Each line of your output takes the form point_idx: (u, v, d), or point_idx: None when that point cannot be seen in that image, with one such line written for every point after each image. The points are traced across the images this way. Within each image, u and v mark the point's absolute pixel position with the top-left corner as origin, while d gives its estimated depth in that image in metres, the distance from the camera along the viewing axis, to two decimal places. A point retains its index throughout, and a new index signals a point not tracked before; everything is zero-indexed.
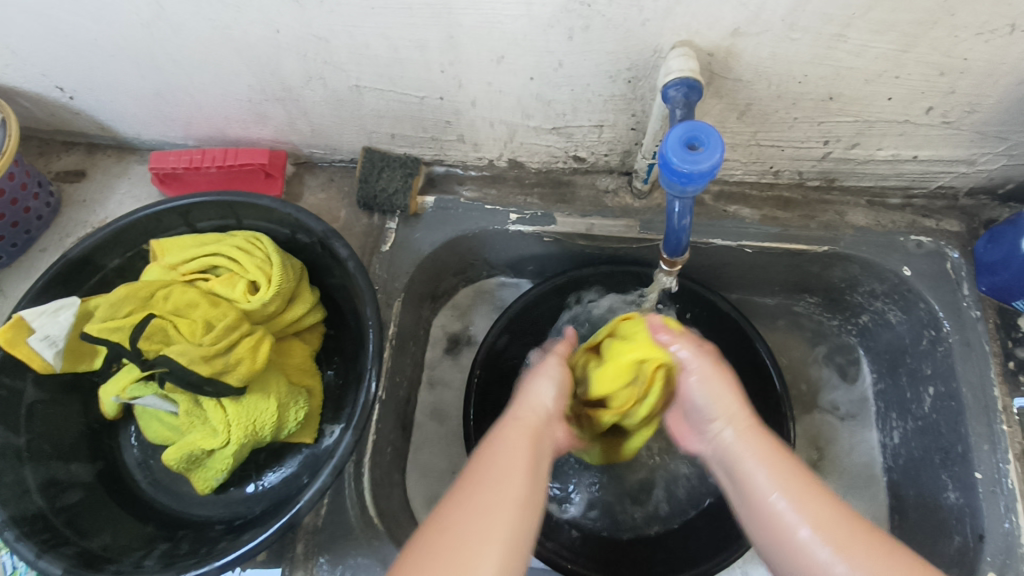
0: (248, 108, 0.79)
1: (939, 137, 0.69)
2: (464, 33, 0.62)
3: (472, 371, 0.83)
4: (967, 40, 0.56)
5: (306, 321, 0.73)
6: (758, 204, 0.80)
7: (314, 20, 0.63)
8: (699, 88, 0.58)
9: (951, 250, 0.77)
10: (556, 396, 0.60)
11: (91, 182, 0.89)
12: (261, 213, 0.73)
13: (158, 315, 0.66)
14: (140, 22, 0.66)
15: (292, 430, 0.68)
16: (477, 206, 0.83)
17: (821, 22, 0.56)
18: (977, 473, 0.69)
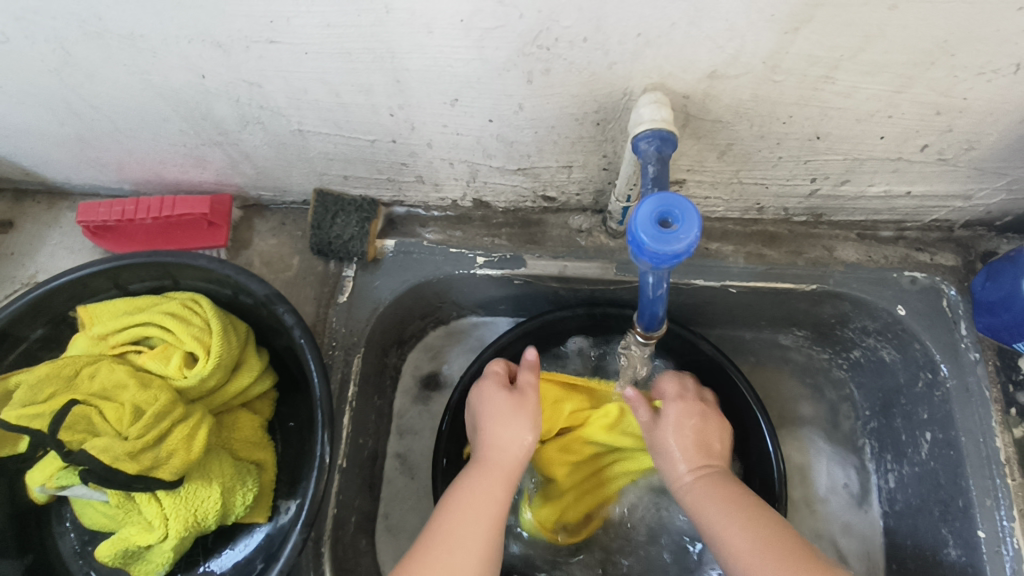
0: (183, 152, 0.71)
1: (935, 174, 0.64)
2: (413, 77, 0.55)
3: (443, 422, 0.76)
4: (966, 80, 0.50)
5: (254, 389, 0.67)
6: (742, 240, 0.75)
7: (242, 65, 0.55)
8: (673, 140, 0.52)
9: (948, 286, 0.72)
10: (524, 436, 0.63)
11: (20, 233, 0.82)
12: (199, 273, 0.66)
13: (81, 399, 0.59)
14: (48, 69, 0.58)
15: (240, 514, 0.63)
16: (440, 248, 0.76)
17: (806, 64, 0.50)
18: (980, 531, 0.64)
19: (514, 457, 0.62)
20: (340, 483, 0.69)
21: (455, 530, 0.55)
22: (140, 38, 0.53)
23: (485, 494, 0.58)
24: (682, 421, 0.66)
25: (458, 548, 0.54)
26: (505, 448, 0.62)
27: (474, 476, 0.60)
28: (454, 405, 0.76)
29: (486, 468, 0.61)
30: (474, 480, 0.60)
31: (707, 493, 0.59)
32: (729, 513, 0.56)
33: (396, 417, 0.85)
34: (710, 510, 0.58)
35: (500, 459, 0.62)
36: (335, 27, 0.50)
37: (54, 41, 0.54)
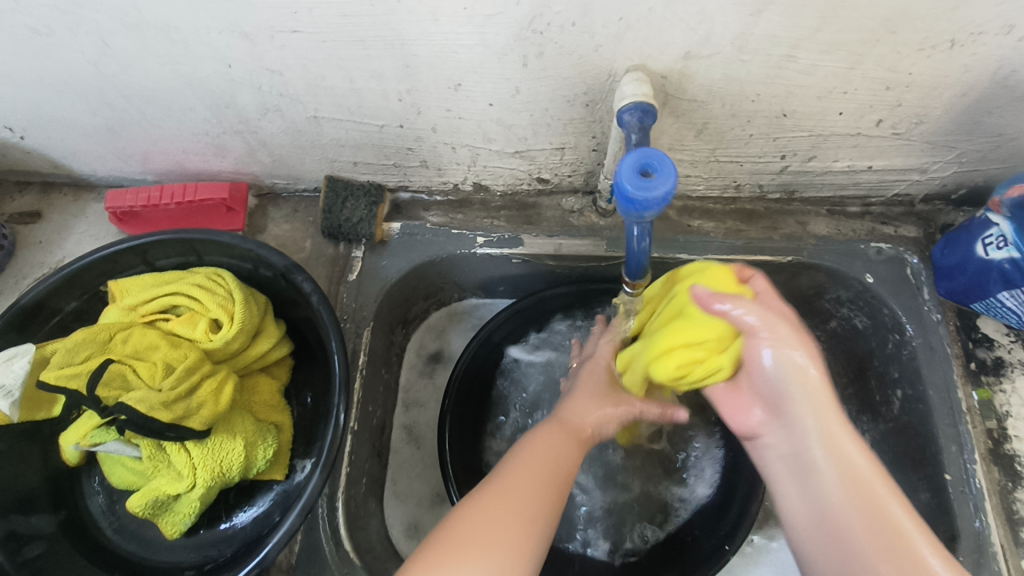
0: (205, 141, 0.77)
1: (892, 148, 0.71)
2: (420, 62, 0.61)
3: (447, 399, 0.80)
4: (909, 56, 0.57)
5: (273, 355, 0.72)
6: (722, 217, 0.81)
7: (266, 53, 0.62)
8: (653, 113, 0.58)
9: (911, 255, 0.78)
10: (591, 404, 0.62)
11: (47, 223, 0.87)
12: (222, 249, 0.72)
13: (116, 359, 0.64)
14: (87, 61, 0.65)
15: (261, 468, 0.67)
16: (443, 230, 0.82)
17: (769, 44, 0.56)
18: (946, 474, 0.70)
19: (580, 425, 0.60)
20: (353, 444, 0.74)
21: (504, 502, 0.52)
22: (175, 28, 0.59)
23: (543, 461, 0.56)
24: (794, 352, 0.50)
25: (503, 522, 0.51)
26: (571, 416, 0.61)
27: (535, 445, 0.58)
28: (455, 381, 0.80)
29: (547, 434, 0.59)
30: (534, 445, 0.58)
31: (825, 432, 0.51)
32: (843, 464, 0.50)
33: (402, 390, 0.90)
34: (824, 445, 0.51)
35: (566, 426, 0.60)
36: (351, 16, 0.56)
37: (94, 32, 0.61)
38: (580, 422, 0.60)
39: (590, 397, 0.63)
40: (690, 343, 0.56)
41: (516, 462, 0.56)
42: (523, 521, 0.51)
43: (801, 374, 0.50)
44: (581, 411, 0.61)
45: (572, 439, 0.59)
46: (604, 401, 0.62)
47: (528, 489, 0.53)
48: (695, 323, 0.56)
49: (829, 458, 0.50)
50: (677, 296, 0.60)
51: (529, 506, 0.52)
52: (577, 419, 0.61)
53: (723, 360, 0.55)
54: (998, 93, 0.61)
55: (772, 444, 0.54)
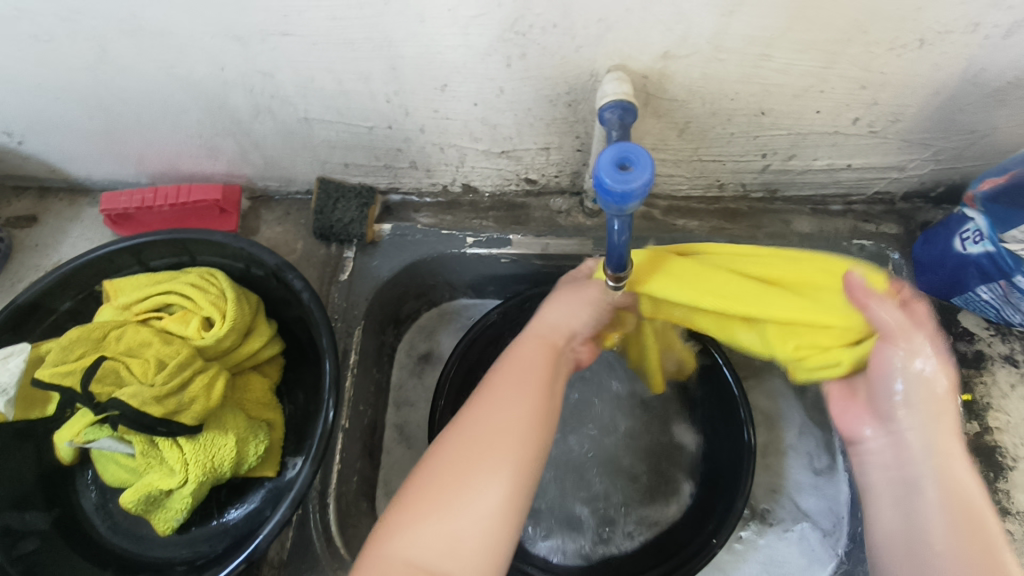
0: (199, 143, 0.79)
1: (870, 146, 0.72)
2: (407, 64, 0.63)
3: (438, 398, 0.81)
4: (881, 55, 0.59)
5: (264, 353, 0.73)
6: (706, 217, 0.83)
7: (257, 56, 0.63)
8: (633, 110, 0.60)
9: (893, 252, 0.79)
10: (569, 316, 0.64)
11: (43, 227, 0.89)
12: (215, 249, 0.73)
13: (109, 356, 0.65)
14: (84, 66, 0.66)
15: (252, 464, 0.68)
16: (433, 231, 0.84)
17: (744, 43, 0.58)
18: None
19: (555, 335, 0.63)
20: (343, 442, 0.75)
21: (492, 421, 0.55)
22: (170, 33, 0.61)
23: (527, 374, 0.59)
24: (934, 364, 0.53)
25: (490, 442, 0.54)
26: (549, 328, 0.64)
27: (516, 360, 0.60)
28: (446, 380, 0.82)
29: (529, 346, 0.61)
30: (516, 358, 0.60)
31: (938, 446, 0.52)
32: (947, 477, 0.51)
33: (394, 390, 0.91)
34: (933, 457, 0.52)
35: (546, 338, 0.63)
36: (341, 19, 0.58)
37: (93, 40, 0.62)
38: (558, 335, 0.63)
39: (564, 309, 0.65)
40: (814, 330, 0.59)
41: (503, 376, 0.59)
42: (508, 431, 0.54)
43: (927, 386, 0.52)
44: (555, 324, 0.64)
45: (540, 347, 0.61)
46: (566, 307, 0.65)
47: (503, 406, 0.56)
48: (829, 308, 0.58)
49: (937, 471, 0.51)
50: (804, 269, 0.61)
51: (505, 423, 0.55)
52: (542, 331, 0.63)
53: (847, 354, 0.58)
54: (968, 90, 0.63)
55: (876, 454, 0.55)
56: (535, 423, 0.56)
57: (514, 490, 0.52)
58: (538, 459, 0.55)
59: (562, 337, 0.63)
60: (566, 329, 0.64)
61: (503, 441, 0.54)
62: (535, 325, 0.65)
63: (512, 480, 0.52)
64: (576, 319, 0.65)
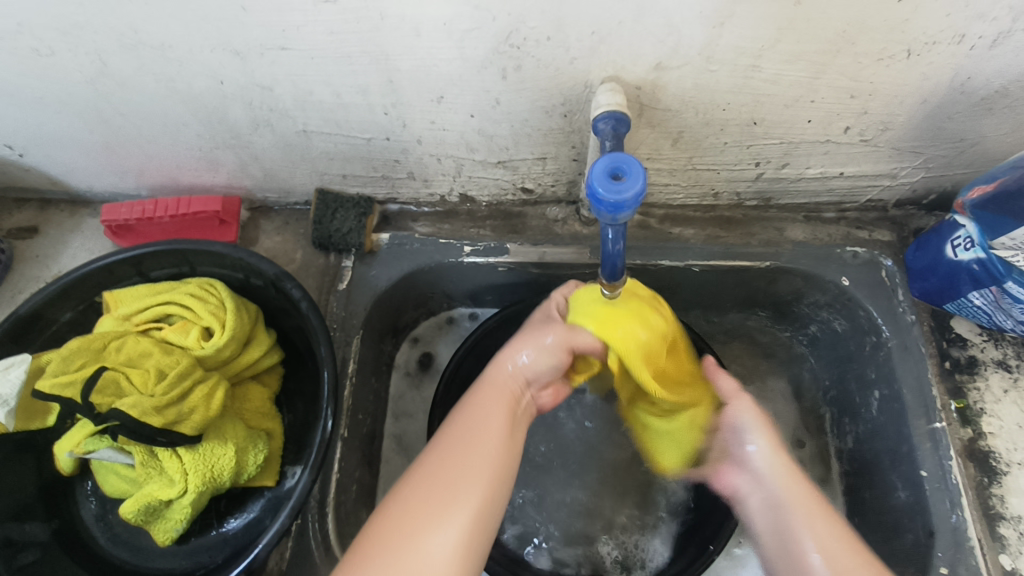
0: (199, 156, 0.80)
1: (862, 155, 0.73)
2: (404, 77, 0.64)
3: (432, 419, 0.82)
4: (869, 66, 0.60)
5: (263, 363, 0.73)
6: (701, 225, 0.84)
7: (256, 70, 0.64)
8: (627, 121, 0.61)
9: (885, 258, 0.80)
10: (536, 359, 0.62)
11: (44, 238, 0.89)
12: (215, 259, 0.74)
13: (110, 367, 0.65)
14: (85, 80, 0.67)
15: (251, 474, 0.68)
16: (431, 240, 0.84)
17: (735, 55, 0.59)
18: (923, 471, 0.71)
19: (514, 380, 0.61)
20: (342, 451, 0.75)
21: (444, 474, 0.55)
22: (170, 47, 0.62)
23: (483, 425, 0.58)
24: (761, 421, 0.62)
25: (439, 497, 0.53)
26: (509, 374, 0.62)
27: (468, 412, 0.59)
28: (440, 401, 0.83)
29: (486, 395, 0.60)
30: (473, 408, 0.59)
31: (790, 486, 0.57)
32: (808, 514, 0.55)
33: (392, 400, 0.91)
34: (786, 497, 0.57)
35: (504, 386, 0.61)
36: (338, 33, 0.59)
37: (95, 54, 0.63)
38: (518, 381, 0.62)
39: (529, 351, 0.62)
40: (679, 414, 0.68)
41: (457, 427, 0.58)
42: (460, 487, 0.54)
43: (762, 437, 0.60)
44: (514, 372, 0.62)
45: (502, 396, 0.60)
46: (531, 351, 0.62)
47: (458, 459, 0.56)
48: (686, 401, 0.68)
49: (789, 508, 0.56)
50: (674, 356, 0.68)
51: (455, 477, 0.54)
52: (503, 379, 0.61)
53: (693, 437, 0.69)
54: (956, 99, 0.64)
55: (747, 501, 0.60)
56: (491, 477, 0.55)
57: (467, 542, 0.52)
58: (493, 509, 0.55)
59: (524, 385, 0.62)
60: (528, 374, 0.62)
61: (453, 496, 0.53)
62: (494, 368, 0.63)
63: (467, 529, 0.52)
64: (538, 366, 0.62)
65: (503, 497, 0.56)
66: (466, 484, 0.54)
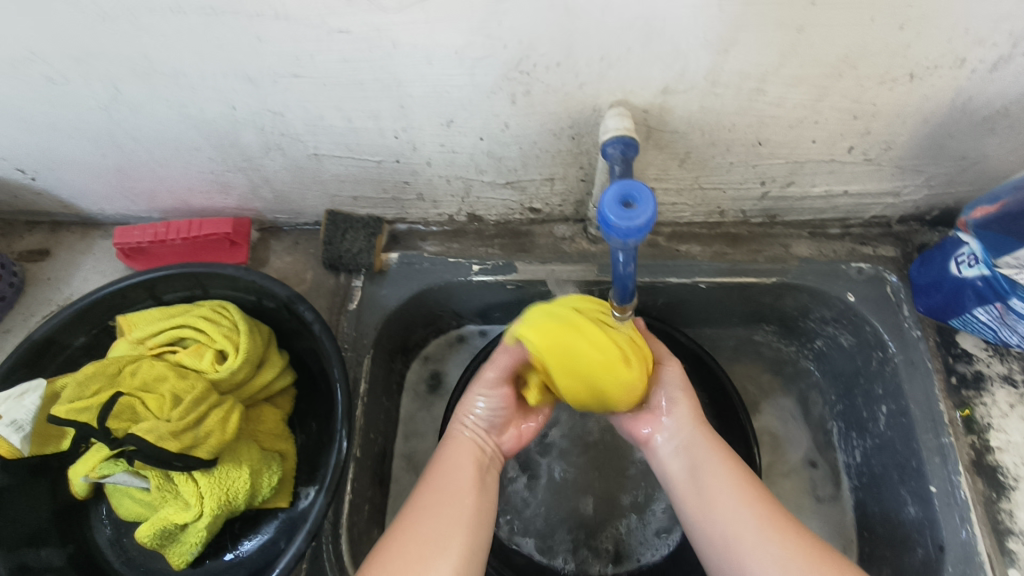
0: (211, 179, 0.80)
1: (865, 173, 0.74)
2: (415, 102, 0.65)
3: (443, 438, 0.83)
4: (872, 88, 0.61)
5: (277, 385, 0.74)
6: (708, 241, 0.85)
7: (270, 96, 0.65)
8: (634, 144, 0.62)
9: (889, 274, 0.81)
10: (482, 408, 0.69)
11: (55, 260, 0.90)
12: (227, 282, 0.74)
13: (125, 392, 0.66)
14: (101, 106, 0.68)
15: (265, 496, 0.69)
16: (440, 259, 0.85)
17: (739, 79, 0.60)
18: (932, 487, 0.72)
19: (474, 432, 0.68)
20: (354, 472, 0.76)
21: (424, 517, 0.59)
22: (184, 76, 0.63)
23: (456, 476, 0.63)
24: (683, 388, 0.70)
25: (420, 537, 0.57)
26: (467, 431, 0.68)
27: (439, 464, 0.65)
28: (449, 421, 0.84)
29: (455, 451, 0.66)
30: (446, 461, 0.65)
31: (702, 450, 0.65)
32: (722, 470, 0.63)
33: (402, 419, 0.92)
34: (703, 457, 0.65)
35: (468, 441, 0.67)
36: (351, 60, 0.60)
37: (111, 82, 0.64)
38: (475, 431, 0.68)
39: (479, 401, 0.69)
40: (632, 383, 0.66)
41: (433, 479, 0.63)
42: (440, 528, 0.58)
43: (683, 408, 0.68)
44: (473, 429, 0.69)
45: (468, 450, 0.66)
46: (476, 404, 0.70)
47: (436, 506, 0.60)
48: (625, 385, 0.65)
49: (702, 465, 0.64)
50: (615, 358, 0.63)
51: (434, 521, 0.58)
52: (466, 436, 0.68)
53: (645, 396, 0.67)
54: (958, 119, 0.65)
55: (665, 461, 0.67)
56: (469, 525, 0.59)
57: None
58: (479, 547, 0.59)
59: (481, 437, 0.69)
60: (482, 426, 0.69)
61: (433, 538, 0.57)
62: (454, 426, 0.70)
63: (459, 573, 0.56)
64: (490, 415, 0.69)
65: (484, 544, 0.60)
66: (447, 531, 0.58)
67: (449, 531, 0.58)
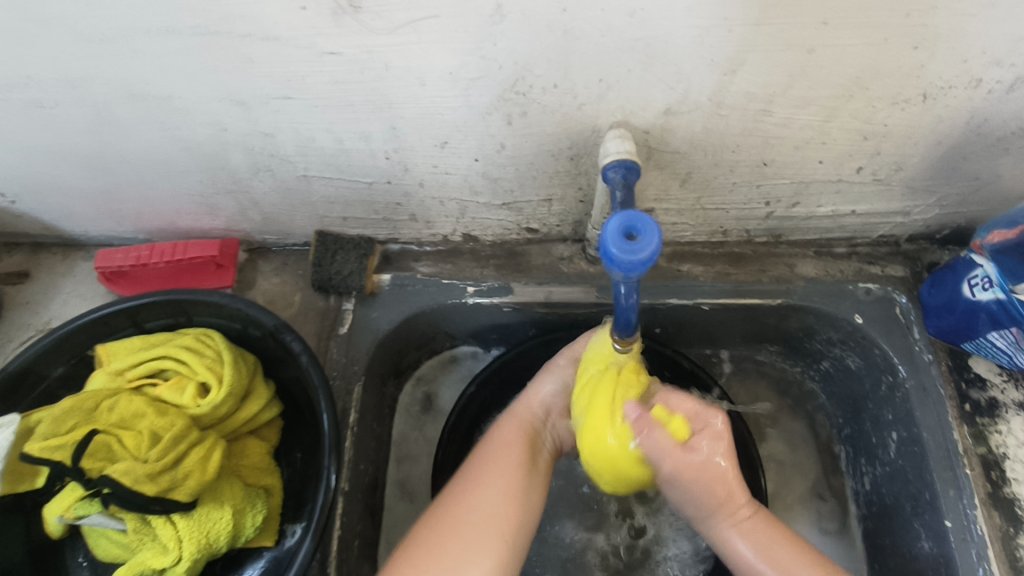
0: (195, 201, 0.77)
1: (874, 193, 0.72)
2: (406, 123, 0.62)
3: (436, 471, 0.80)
4: (884, 109, 0.59)
5: (262, 417, 0.71)
6: (711, 261, 0.82)
7: (255, 119, 0.62)
8: (636, 169, 0.59)
9: (899, 295, 0.78)
10: (553, 394, 0.72)
11: (35, 283, 0.87)
12: (212, 309, 0.71)
13: (102, 429, 0.63)
14: (77, 129, 0.65)
15: (249, 536, 0.66)
16: (433, 280, 0.82)
17: (746, 100, 0.57)
18: (946, 521, 0.69)
19: (535, 412, 0.71)
20: (345, 507, 0.73)
21: (469, 503, 0.61)
22: (165, 98, 0.60)
23: (504, 459, 0.65)
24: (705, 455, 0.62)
25: (465, 524, 0.59)
26: (528, 411, 0.71)
27: (488, 448, 0.67)
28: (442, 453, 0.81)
29: (507, 432, 0.69)
30: (497, 440, 0.68)
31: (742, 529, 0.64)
32: (765, 550, 0.62)
33: (395, 445, 0.89)
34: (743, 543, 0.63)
35: (521, 422, 0.70)
36: (339, 83, 0.57)
37: (87, 104, 0.61)
38: (538, 413, 0.71)
39: (549, 388, 0.72)
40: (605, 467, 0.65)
41: (481, 461, 0.65)
42: (483, 515, 0.60)
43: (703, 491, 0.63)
44: (526, 410, 0.71)
45: (521, 432, 0.69)
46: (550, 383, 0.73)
47: (481, 494, 0.62)
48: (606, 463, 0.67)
49: (745, 547, 0.63)
50: None
51: (479, 508, 0.61)
52: (522, 412, 0.71)
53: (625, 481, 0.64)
54: (972, 140, 0.62)
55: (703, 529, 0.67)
56: (511, 513, 0.61)
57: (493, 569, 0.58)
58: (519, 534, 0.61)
59: (543, 420, 0.71)
60: (544, 410, 0.72)
61: (476, 525, 0.59)
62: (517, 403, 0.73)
63: (497, 557, 0.58)
64: (558, 401, 0.72)
65: (528, 524, 0.62)
66: (489, 519, 0.60)
67: (491, 516, 0.60)
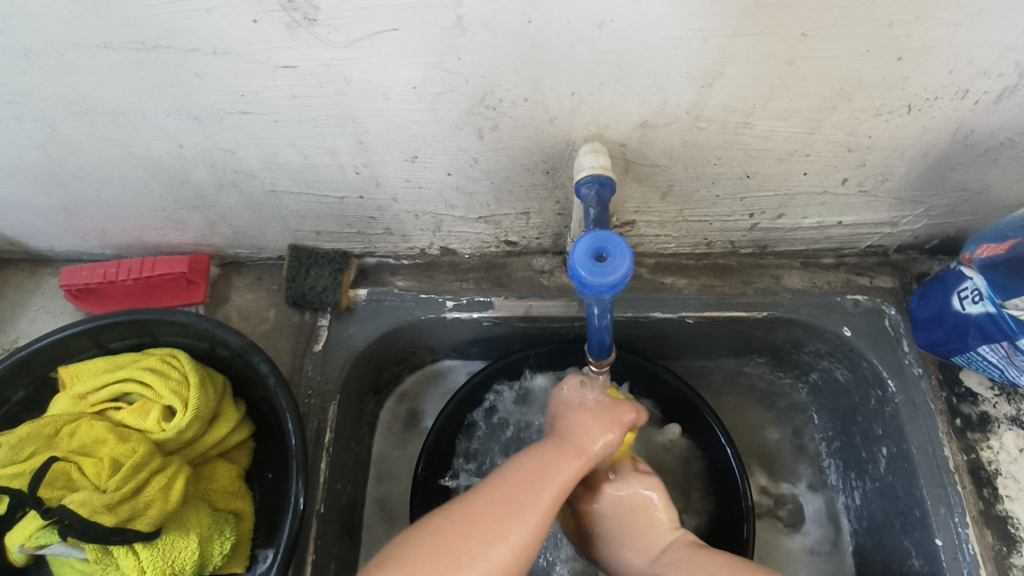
0: (163, 216, 0.75)
1: (860, 204, 0.70)
2: (374, 137, 0.60)
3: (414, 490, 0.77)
4: (868, 120, 0.56)
5: (231, 440, 0.69)
6: (695, 274, 0.80)
7: (216, 134, 0.60)
8: (611, 185, 0.57)
9: (888, 307, 0.76)
10: (607, 434, 0.60)
11: (2, 300, 0.85)
12: (178, 329, 0.69)
13: (61, 456, 0.60)
14: (34, 145, 0.63)
15: (217, 564, 0.64)
16: (410, 294, 0.79)
17: (724, 113, 0.55)
18: (937, 540, 0.67)
19: (591, 443, 0.58)
20: (318, 530, 0.70)
21: (486, 521, 0.50)
22: (122, 114, 0.58)
23: (542, 484, 0.54)
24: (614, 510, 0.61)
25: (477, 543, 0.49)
26: (585, 439, 0.58)
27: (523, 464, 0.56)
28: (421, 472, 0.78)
29: (555, 452, 0.57)
30: (539, 458, 0.56)
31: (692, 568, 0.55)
32: None
33: (374, 462, 0.86)
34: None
35: (573, 447, 0.58)
36: (301, 97, 0.55)
37: (41, 120, 0.59)
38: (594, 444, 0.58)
39: (610, 427, 0.60)
40: None
41: (510, 479, 0.54)
42: (498, 536, 0.50)
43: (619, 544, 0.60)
44: (579, 433, 0.59)
45: (570, 456, 0.57)
46: (592, 419, 0.60)
47: (502, 516, 0.51)
48: None
49: None
50: None
51: (496, 529, 0.50)
52: (576, 433, 0.59)
53: None
54: (959, 151, 0.60)
55: None
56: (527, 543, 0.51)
57: None
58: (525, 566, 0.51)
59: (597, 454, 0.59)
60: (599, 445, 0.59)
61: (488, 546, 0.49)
62: (572, 422, 0.60)
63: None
64: (612, 445, 0.59)
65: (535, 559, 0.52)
66: (504, 539, 0.50)
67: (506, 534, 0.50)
